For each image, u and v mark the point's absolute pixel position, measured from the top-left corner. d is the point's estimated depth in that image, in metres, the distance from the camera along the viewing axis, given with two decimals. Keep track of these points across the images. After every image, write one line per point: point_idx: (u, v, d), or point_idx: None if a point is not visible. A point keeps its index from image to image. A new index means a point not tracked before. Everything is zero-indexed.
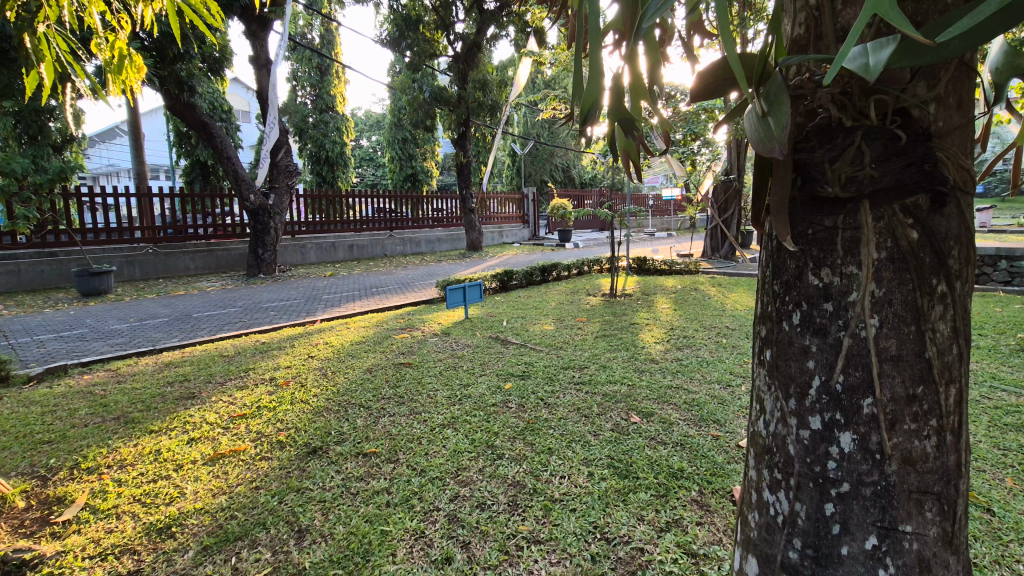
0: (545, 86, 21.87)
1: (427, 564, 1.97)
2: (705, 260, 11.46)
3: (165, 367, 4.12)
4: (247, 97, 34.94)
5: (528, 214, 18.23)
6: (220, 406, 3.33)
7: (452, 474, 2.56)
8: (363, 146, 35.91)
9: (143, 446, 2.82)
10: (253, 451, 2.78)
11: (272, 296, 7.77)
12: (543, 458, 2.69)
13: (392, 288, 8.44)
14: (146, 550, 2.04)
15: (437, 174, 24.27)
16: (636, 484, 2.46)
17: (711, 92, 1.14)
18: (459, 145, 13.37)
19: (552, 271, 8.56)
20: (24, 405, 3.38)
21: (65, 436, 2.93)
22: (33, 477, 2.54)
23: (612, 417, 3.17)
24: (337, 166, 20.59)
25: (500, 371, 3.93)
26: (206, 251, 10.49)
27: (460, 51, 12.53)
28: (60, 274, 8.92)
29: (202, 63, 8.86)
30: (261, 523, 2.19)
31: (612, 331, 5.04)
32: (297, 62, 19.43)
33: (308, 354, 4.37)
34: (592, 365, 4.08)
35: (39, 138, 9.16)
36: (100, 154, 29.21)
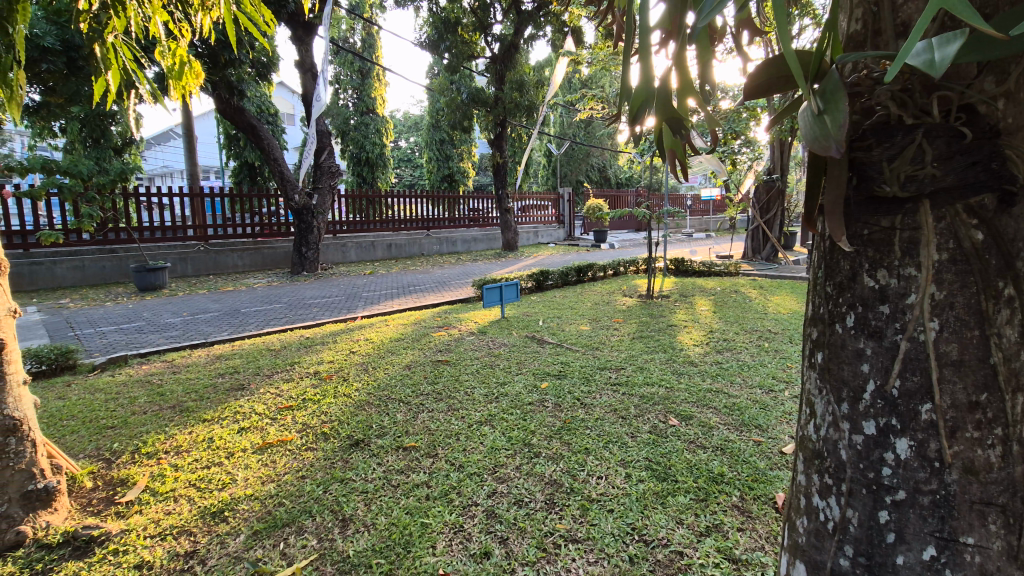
0: (582, 85, 21.75)
1: (466, 557, 2.01)
2: (746, 262, 11.17)
3: (217, 359, 4.32)
4: (292, 99, 36.08)
5: (564, 214, 18.16)
6: (268, 397, 3.47)
7: (490, 470, 2.60)
8: (402, 147, 36.56)
9: (197, 434, 2.96)
10: (299, 442, 2.89)
11: (314, 293, 8.01)
12: (580, 458, 2.70)
13: (429, 286, 8.56)
14: (202, 532, 2.15)
15: (473, 174, 24.43)
16: (675, 487, 2.44)
17: (766, 91, 1.13)
18: (496, 145, 13.46)
19: (588, 271, 8.51)
20: (90, 391, 3.61)
21: (126, 422, 3.11)
22: (99, 459, 2.70)
23: (650, 419, 3.14)
24: (377, 167, 21.02)
25: (537, 371, 3.95)
26: (252, 249, 10.89)
27: (497, 53, 12.60)
28: (120, 270, 9.43)
29: (251, 68, 9.25)
30: (307, 512, 2.28)
31: (649, 332, 5.00)
32: (340, 66, 20.01)
33: (350, 350, 4.50)
34: (629, 366, 4.05)
35: (102, 141, 9.76)
36: (155, 156, 30.91)
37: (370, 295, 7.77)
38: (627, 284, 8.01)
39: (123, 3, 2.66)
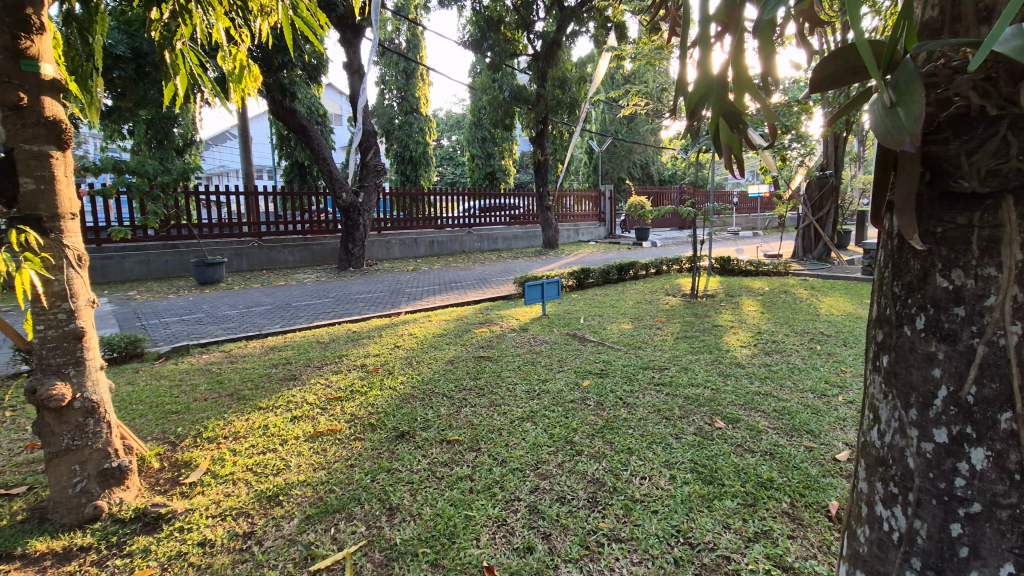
0: (625, 81, 21.40)
1: (510, 551, 2.03)
2: (797, 261, 10.73)
3: (271, 350, 4.51)
4: (340, 100, 37.03)
5: (605, 211, 17.93)
6: (318, 387, 3.60)
7: (532, 466, 2.61)
8: (444, 145, 36.94)
9: (252, 421, 3.10)
10: (347, 432, 2.98)
11: (360, 288, 8.23)
12: (623, 458, 2.67)
13: (470, 283, 8.66)
14: (258, 515, 2.25)
15: (515, 172, 24.44)
16: (721, 490, 2.38)
17: (834, 81, 1.09)
18: (537, 143, 13.41)
19: (629, 269, 8.39)
20: (156, 378, 3.85)
21: (188, 408, 3.29)
22: (165, 442, 2.88)
23: (695, 421, 3.08)
24: (420, 166, 21.36)
25: (579, 369, 3.93)
26: (302, 245, 11.29)
27: (540, 50, 12.54)
28: (181, 265, 9.97)
29: (303, 71, 9.60)
30: (356, 499, 2.35)
31: (694, 333, 4.88)
32: (386, 67, 20.46)
33: (394, 344, 4.60)
34: (673, 366, 3.97)
35: (165, 142, 10.34)
36: (212, 156, 32.54)
37: (413, 291, 7.91)
38: (670, 283, 7.85)
39: (190, 12, 2.81)
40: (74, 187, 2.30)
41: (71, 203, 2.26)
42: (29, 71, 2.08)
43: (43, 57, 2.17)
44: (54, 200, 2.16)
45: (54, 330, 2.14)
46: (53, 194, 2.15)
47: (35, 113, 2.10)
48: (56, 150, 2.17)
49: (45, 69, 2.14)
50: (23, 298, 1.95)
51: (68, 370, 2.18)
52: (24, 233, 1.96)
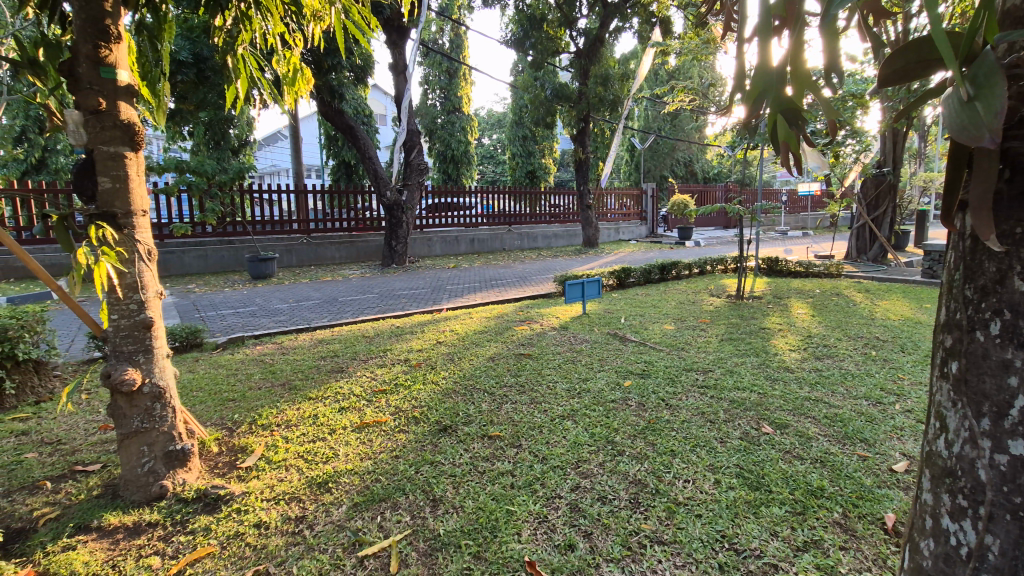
0: (670, 77, 20.96)
1: (551, 548, 2.04)
2: (850, 263, 10.26)
3: (319, 343, 4.67)
4: (385, 100, 37.78)
5: (646, 210, 17.65)
6: (365, 380, 3.71)
7: (573, 465, 2.61)
8: (486, 145, 37.15)
9: (303, 410, 3.23)
10: (392, 424, 3.06)
11: (403, 285, 8.40)
12: (666, 460, 2.64)
13: (510, 281, 8.70)
14: (310, 500, 2.35)
15: (555, 170, 24.38)
16: (769, 497, 2.32)
17: (902, 77, 1.06)
18: (578, 141, 13.29)
19: (672, 269, 8.24)
20: (215, 366, 4.06)
21: (244, 396, 3.45)
22: (223, 428, 3.03)
23: (740, 425, 3.00)
24: (462, 165, 21.60)
25: (620, 368, 3.90)
26: (348, 242, 11.62)
27: (582, 47, 12.45)
28: (235, 260, 10.43)
29: (350, 72, 9.87)
30: (400, 489, 2.42)
31: (739, 335, 4.76)
32: (429, 67, 20.78)
33: (436, 340, 4.69)
34: (718, 368, 3.88)
35: (222, 143, 10.85)
36: (265, 156, 33.96)
37: (454, 288, 8.02)
38: (715, 284, 7.66)
39: (250, 18, 2.97)
40: (145, 186, 2.44)
41: (143, 201, 2.41)
42: (108, 77, 2.23)
43: (121, 64, 2.32)
44: (128, 198, 2.31)
45: (126, 319, 2.29)
46: (127, 193, 2.30)
47: (112, 116, 2.25)
48: (130, 151, 2.32)
49: (121, 75, 2.28)
50: (100, 289, 2.10)
51: (138, 357, 2.32)
52: (102, 228, 2.11)
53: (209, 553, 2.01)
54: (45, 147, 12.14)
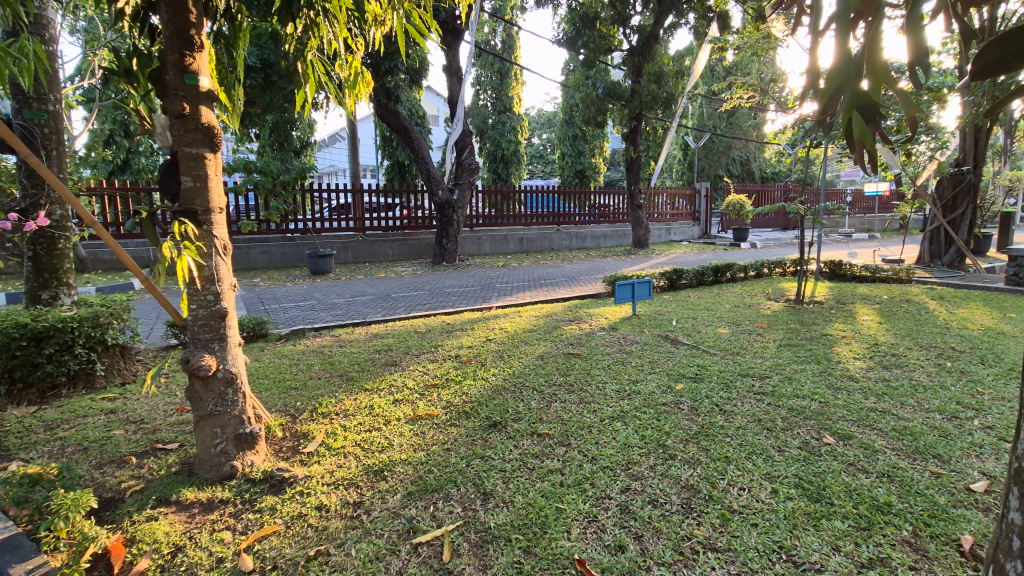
0: (727, 73, 20.28)
1: (601, 548, 2.04)
2: (921, 268, 9.62)
3: (374, 337, 4.84)
4: (438, 102, 38.57)
5: (699, 210, 17.17)
6: (417, 374, 3.82)
7: (623, 466, 2.59)
8: (535, 145, 37.22)
9: (359, 401, 3.35)
10: (443, 417, 3.13)
11: (453, 282, 8.55)
12: (720, 466, 2.58)
13: (559, 280, 8.71)
14: (366, 487, 2.44)
15: (605, 170, 24.11)
16: (830, 510, 2.22)
17: (995, 70, 1.00)
18: (630, 140, 13.08)
19: (726, 271, 7.99)
20: (279, 356, 4.28)
21: (305, 385, 3.63)
22: (287, 414, 3.20)
23: (800, 434, 2.89)
24: (511, 164, 21.73)
25: (671, 371, 3.83)
26: (400, 240, 11.92)
27: (635, 45, 12.26)
28: (296, 256, 10.93)
29: (406, 74, 10.12)
30: (452, 481, 2.48)
31: (799, 341, 4.56)
32: (481, 68, 21.01)
33: (486, 337, 4.76)
34: (776, 375, 3.74)
35: (285, 144, 11.39)
36: (324, 156, 35.40)
37: (503, 287, 8.09)
38: (772, 287, 7.37)
39: (318, 25, 3.12)
40: (221, 185, 2.61)
41: (220, 199, 2.58)
42: (191, 84, 2.39)
43: (203, 71, 2.49)
44: (207, 196, 2.47)
45: (203, 309, 2.46)
46: (206, 191, 2.47)
47: (195, 120, 2.41)
48: (209, 152, 2.48)
49: (202, 82, 2.45)
50: (182, 281, 2.26)
51: (214, 345, 2.49)
52: (185, 224, 2.28)
53: (275, 531, 2.13)
54: (129, 148, 13.13)
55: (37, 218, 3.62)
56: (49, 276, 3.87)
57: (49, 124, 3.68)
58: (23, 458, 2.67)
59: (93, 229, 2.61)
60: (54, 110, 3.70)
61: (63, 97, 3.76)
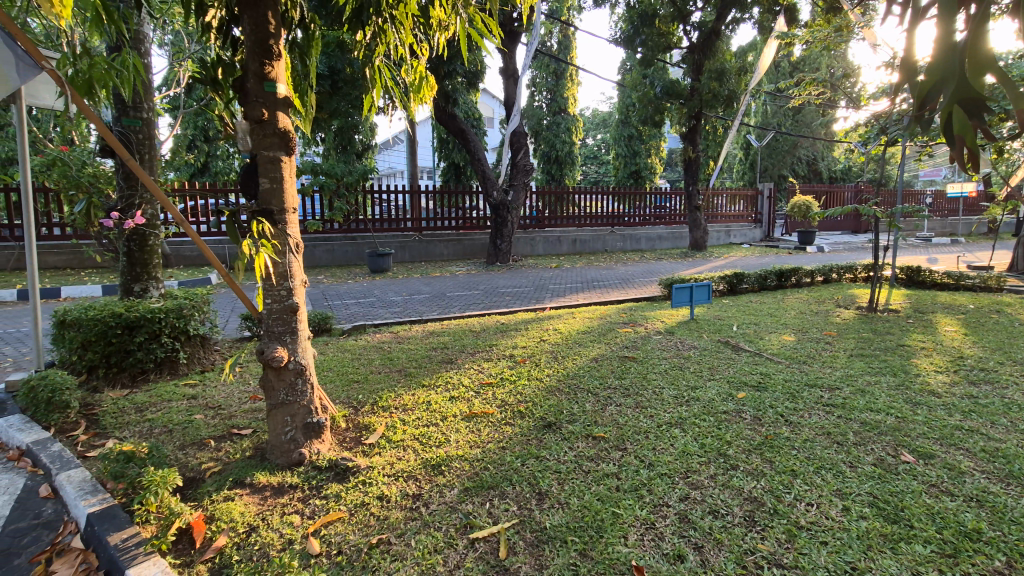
0: (794, 68, 19.37)
1: (660, 556, 2.00)
2: (1015, 276, 8.83)
3: (431, 335, 4.94)
4: (494, 104, 39.02)
5: (762, 212, 16.48)
6: (473, 372, 3.87)
7: (681, 474, 2.53)
8: (589, 145, 36.89)
9: (417, 396, 3.44)
10: (498, 416, 3.16)
11: (507, 283, 8.62)
12: (786, 479, 2.47)
13: (613, 282, 8.61)
14: (425, 480, 2.51)
15: (661, 170, 23.59)
16: (910, 533, 2.08)
17: None
18: (688, 139, 12.72)
19: (791, 276, 7.64)
20: (342, 351, 4.47)
21: (367, 378, 3.77)
22: (349, 406, 3.33)
23: (874, 450, 2.72)
24: (565, 165, 21.64)
25: (732, 379, 3.69)
26: (455, 241, 12.15)
27: (695, 42, 11.94)
28: (356, 255, 11.35)
29: (463, 77, 10.29)
30: (508, 479, 2.50)
31: (872, 352, 4.29)
32: (537, 70, 21.07)
33: (541, 337, 4.77)
34: (846, 387, 3.53)
35: (347, 147, 11.87)
36: (384, 158, 36.64)
37: (556, 288, 8.07)
38: (842, 294, 6.97)
39: (386, 32, 3.24)
40: (295, 187, 2.75)
41: (294, 200, 2.72)
42: (270, 91, 2.53)
43: (280, 79, 2.63)
44: (282, 197, 2.61)
45: (277, 304, 2.60)
46: (281, 192, 2.60)
47: (273, 125, 2.55)
48: (285, 155, 2.62)
49: (280, 88, 2.58)
50: (259, 277, 2.40)
51: (286, 337, 2.62)
52: (262, 224, 2.42)
53: (340, 518, 2.22)
54: (208, 153, 14.08)
55: (134, 217, 3.95)
56: (141, 270, 4.20)
57: (144, 130, 4.01)
58: (118, 437, 2.93)
59: (180, 227, 2.81)
60: (148, 117, 4.03)
61: (155, 104, 4.08)
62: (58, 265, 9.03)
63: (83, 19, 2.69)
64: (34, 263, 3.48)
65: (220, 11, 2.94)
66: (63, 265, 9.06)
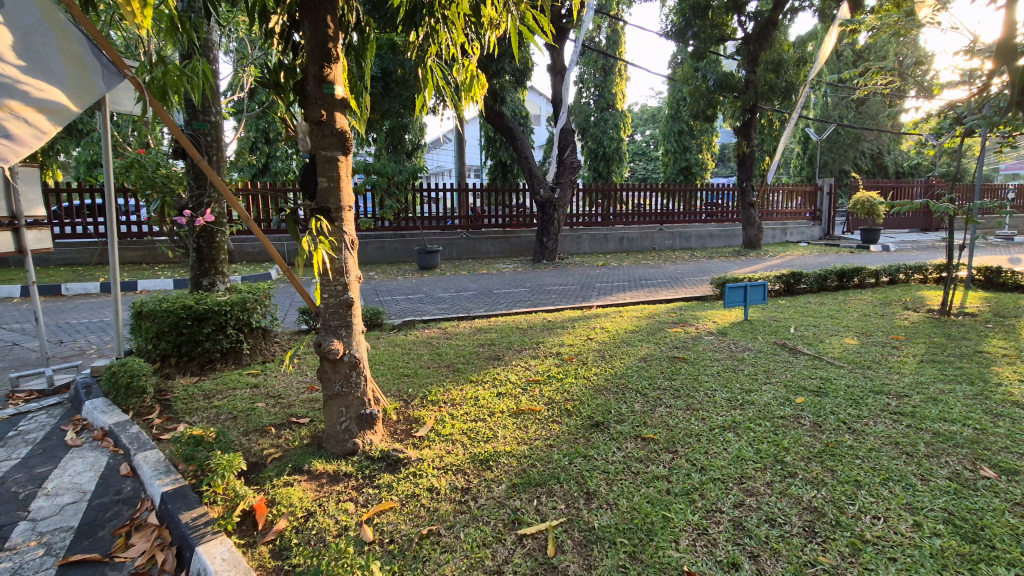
0: (859, 56, 18.32)
1: (713, 562, 1.94)
2: None
3: (478, 331, 5.00)
4: (541, 102, 38.92)
5: (821, 209, 15.71)
6: (520, 369, 3.89)
7: (736, 480, 2.45)
8: (638, 142, 36.21)
9: (465, 391, 3.49)
10: (545, 414, 3.16)
11: (553, 280, 8.59)
12: (849, 490, 2.34)
13: (661, 281, 8.42)
14: (474, 474, 2.54)
15: (713, 166, 22.87)
16: (991, 554, 1.93)
17: None
18: (742, 134, 12.28)
19: (854, 277, 7.24)
20: (393, 345, 4.58)
21: (417, 373, 3.86)
22: (400, 399, 3.41)
23: (949, 463, 2.54)
24: (613, 162, 21.33)
25: (790, 383, 3.54)
26: (502, 238, 12.23)
27: (751, 33, 11.48)
28: (406, 252, 11.61)
29: (511, 76, 10.31)
30: (555, 477, 2.49)
31: (946, 358, 4.01)
32: (585, 66, 20.87)
33: (588, 336, 4.72)
34: (917, 395, 3.31)
35: (398, 147, 12.16)
36: (432, 158, 37.37)
37: (603, 286, 7.98)
38: (911, 296, 6.56)
39: (438, 32, 3.29)
40: (351, 185, 2.83)
41: (350, 199, 2.80)
42: (329, 93, 2.62)
43: (338, 81, 2.72)
44: (339, 195, 2.70)
45: (334, 298, 2.69)
46: (338, 191, 2.69)
47: (331, 126, 2.64)
48: (342, 155, 2.70)
49: (337, 90, 2.66)
50: (317, 272, 2.48)
51: (341, 331, 2.71)
52: (320, 221, 2.50)
53: (392, 507, 2.28)
54: (268, 154, 14.74)
55: (203, 214, 4.20)
56: (208, 265, 4.45)
57: (211, 132, 4.25)
58: (189, 421, 3.12)
59: (244, 224, 2.95)
60: (215, 121, 4.26)
61: (222, 108, 4.31)
62: (134, 260, 9.69)
63: (159, 29, 2.87)
64: (116, 257, 3.73)
65: (282, 17, 3.06)
66: (138, 260, 9.71)
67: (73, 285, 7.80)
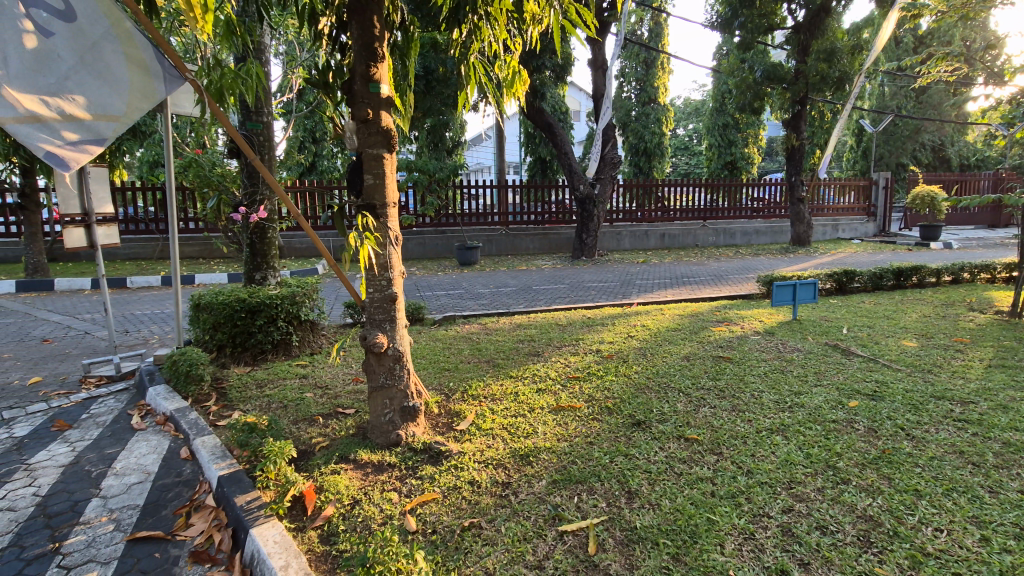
0: (921, 42, 17.27)
1: (760, 568, 1.89)
2: None
3: (517, 327, 5.01)
4: (581, 96, 38.64)
5: (876, 204, 14.95)
6: (559, 365, 3.88)
7: (785, 484, 2.37)
8: (680, 135, 35.35)
9: (505, 387, 3.51)
10: (585, 411, 3.14)
11: (592, 277, 8.52)
12: (908, 499, 2.23)
13: (704, 279, 8.22)
14: (514, 469, 2.55)
15: (759, 160, 22.10)
16: None
17: None
18: (792, 126, 11.82)
19: (913, 275, 6.86)
20: (434, 340, 4.65)
21: (457, 367, 3.91)
22: (442, 393, 3.46)
23: (1020, 476, 2.37)
24: (654, 156, 20.93)
25: (842, 386, 3.38)
26: (541, 234, 12.21)
27: (802, 21, 11.04)
28: (446, 248, 11.76)
29: (551, 71, 10.25)
30: (596, 475, 2.47)
31: (1017, 363, 3.75)
32: (626, 59, 20.53)
33: (628, 333, 4.66)
34: (984, 402, 3.12)
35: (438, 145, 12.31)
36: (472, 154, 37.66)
37: (644, 283, 7.85)
38: (977, 296, 6.16)
39: (481, 29, 3.31)
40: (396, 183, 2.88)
41: (395, 196, 2.85)
42: (375, 92, 2.67)
43: (383, 79, 2.76)
44: (384, 192, 2.75)
45: (378, 293, 2.76)
46: (384, 188, 2.74)
47: (377, 124, 2.69)
48: (387, 152, 2.75)
49: (383, 89, 2.71)
50: (363, 267, 2.54)
51: (385, 325, 2.78)
52: (366, 218, 2.56)
53: (434, 499, 2.32)
54: (314, 152, 15.20)
55: (256, 211, 4.38)
56: (260, 259, 4.63)
57: (263, 132, 4.42)
58: (243, 409, 3.27)
59: (295, 219, 3.06)
60: (268, 121, 4.43)
61: (274, 109, 4.47)
62: (192, 255, 10.20)
63: (217, 34, 3.00)
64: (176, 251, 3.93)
65: (330, 18, 3.15)
66: (196, 255, 10.23)
67: (137, 278, 8.30)
